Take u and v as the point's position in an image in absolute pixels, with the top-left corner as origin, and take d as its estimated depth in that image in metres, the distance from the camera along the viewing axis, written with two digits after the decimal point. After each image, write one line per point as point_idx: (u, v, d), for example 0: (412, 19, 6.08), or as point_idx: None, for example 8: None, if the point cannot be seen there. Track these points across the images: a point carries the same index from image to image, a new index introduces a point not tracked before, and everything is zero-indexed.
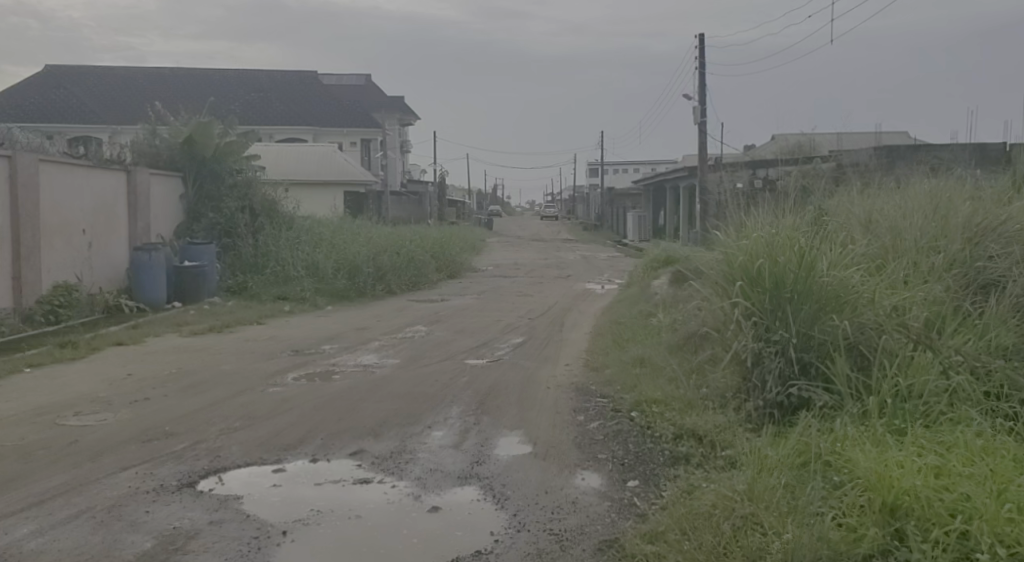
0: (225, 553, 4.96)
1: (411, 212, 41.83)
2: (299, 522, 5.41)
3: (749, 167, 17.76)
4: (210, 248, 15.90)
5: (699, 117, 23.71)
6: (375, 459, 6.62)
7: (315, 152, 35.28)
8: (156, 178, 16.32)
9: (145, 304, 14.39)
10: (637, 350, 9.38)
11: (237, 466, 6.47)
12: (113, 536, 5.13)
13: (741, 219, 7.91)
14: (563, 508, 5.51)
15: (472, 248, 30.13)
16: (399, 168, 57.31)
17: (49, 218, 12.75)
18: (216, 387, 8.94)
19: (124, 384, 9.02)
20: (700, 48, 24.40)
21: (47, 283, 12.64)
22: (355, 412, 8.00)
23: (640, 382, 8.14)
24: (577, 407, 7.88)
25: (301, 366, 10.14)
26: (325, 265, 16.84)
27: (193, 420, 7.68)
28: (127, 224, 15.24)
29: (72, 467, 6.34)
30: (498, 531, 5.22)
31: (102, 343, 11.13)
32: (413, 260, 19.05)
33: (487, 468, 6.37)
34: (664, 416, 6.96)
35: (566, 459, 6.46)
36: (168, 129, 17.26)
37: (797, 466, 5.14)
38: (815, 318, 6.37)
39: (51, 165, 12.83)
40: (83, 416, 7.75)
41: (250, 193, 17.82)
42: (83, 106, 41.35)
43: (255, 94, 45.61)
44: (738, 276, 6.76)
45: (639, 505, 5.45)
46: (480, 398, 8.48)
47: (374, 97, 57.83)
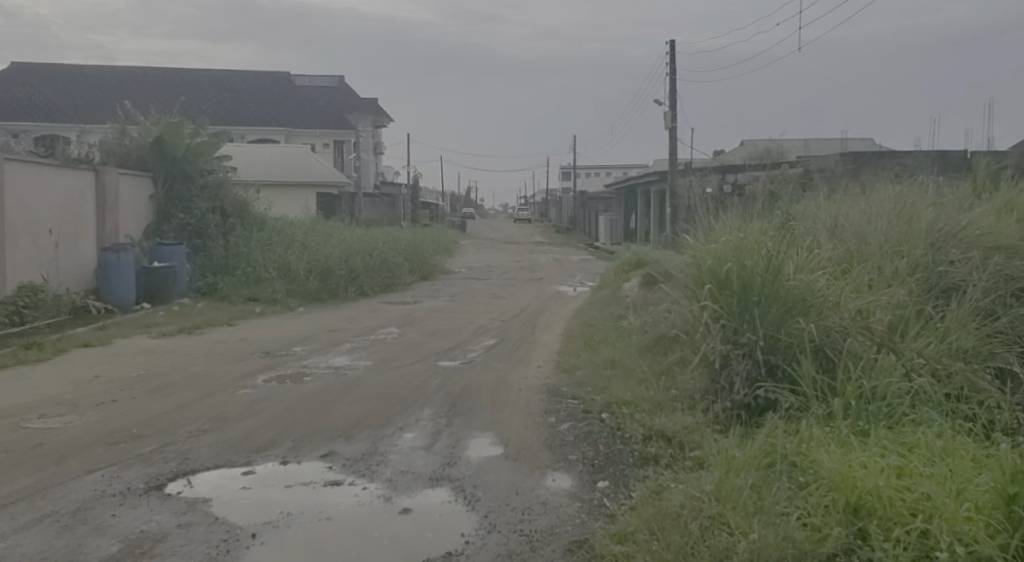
0: (193, 555, 4.94)
1: (384, 213, 41.93)
2: (270, 524, 5.40)
3: (720, 172, 17.98)
4: (181, 248, 15.77)
5: (669, 122, 23.89)
6: (347, 461, 6.63)
7: (288, 153, 35.18)
8: (125, 178, 16.14)
9: (113, 305, 14.26)
10: (608, 352, 9.50)
11: (207, 468, 6.44)
12: (79, 540, 5.09)
13: (710, 222, 8.02)
14: (533, 509, 5.55)
15: (445, 251, 30.17)
16: (371, 169, 57.17)
17: (15, 217, 12.59)
18: (186, 388, 8.90)
19: (93, 386, 8.95)
20: (672, 52, 24.53)
21: (12, 283, 12.47)
22: (326, 414, 7.99)
23: (611, 383, 8.21)
24: (549, 409, 7.93)
25: (272, 368, 10.14)
26: (298, 266, 16.76)
27: (161, 421, 7.64)
28: (96, 224, 15.08)
29: (36, 470, 6.28)
30: (469, 532, 5.25)
31: (69, 344, 11.03)
32: (386, 261, 19.06)
33: (459, 469, 6.40)
34: (634, 418, 7.01)
35: (537, 460, 6.51)
36: (138, 129, 17.09)
37: (763, 467, 5.21)
38: (782, 320, 6.48)
39: (18, 164, 12.67)
40: (48, 419, 7.67)
41: (221, 195, 17.76)
42: (50, 105, 40.85)
43: (227, 94, 45.29)
44: (707, 279, 6.87)
45: (609, 506, 5.49)
46: (453, 399, 8.53)
47: (347, 98, 57.60)
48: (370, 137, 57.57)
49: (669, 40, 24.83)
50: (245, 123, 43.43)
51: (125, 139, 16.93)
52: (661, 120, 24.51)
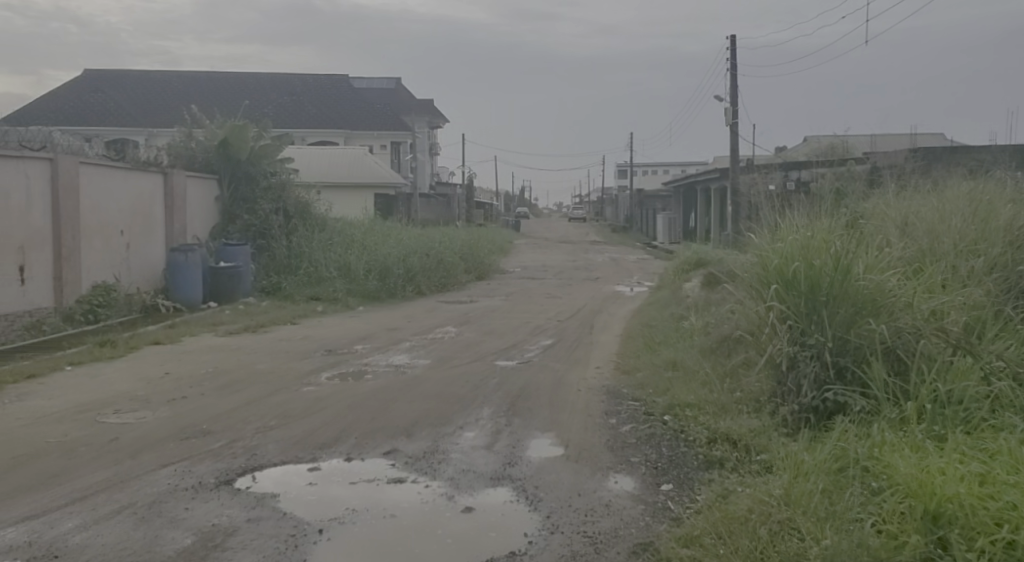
0: (263, 549, 5.04)
1: (440, 213, 42.23)
2: (336, 520, 5.48)
3: (783, 169, 17.68)
4: (245, 249, 16.09)
5: (730, 118, 23.58)
6: (409, 459, 6.68)
7: (347, 155, 35.69)
8: (192, 180, 16.56)
9: (181, 304, 14.62)
10: (669, 353, 9.40)
11: (273, 464, 6.56)
12: (155, 532, 5.22)
13: (775, 220, 7.88)
14: (596, 511, 5.52)
15: (500, 251, 30.18)
16: (426, 169, 57.54)
17: (89, 219, 13.00)
18: (252, 386, 9.08)
19: (163, 383, 9.17)
20: (733, 47, 24.18)
21: (87, 283, 12.89)
22: (387, 412, 8.06)
23: (672, 385, 8.12)
24: (610, 410, 7.89)
25: (334, 366, 10.27)
26: (358, 266, 16.95)
27: (229, 417, 7.80)
28: (164, 225, 15.48)
29: (113, 464, 6.46)
30: (532, 532, 5.25)
31: (140, 342, 11.33)
32: (442, 261, 19.19)
33: (520, 469, 6.41)
34: (698, 420, 6.94)
35: (599, 462, 6.48)
36: (204, 132, 17.52)
37: (834, 472, 5.10)
38: (851, 322, 6.34)
39: (90, 167, 13.05)
40: (122, 414, 7.88)
41: (284, 196, 18.11)
42: (120, 109, 42.12)
43: (288, 97, 46.10)
44: (773, 279, 6.76)
45: (673, 509, 5.44)
46: (512, 399, 8.55)
47: (404, 99, 58.16)
48: (425, 137, 58.04)
49: (730, 36, 24.51)
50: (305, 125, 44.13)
51: (191, 141, 17.34)
52: (722, 116, 24.19)
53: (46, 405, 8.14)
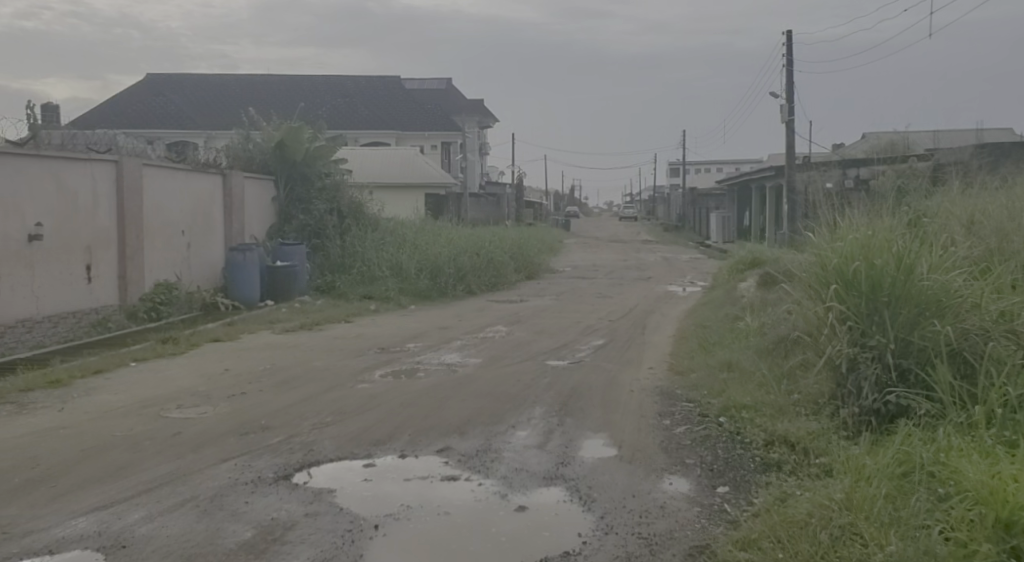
0: (321, 544, 5.11)
1: (490, 212, 42.33)
2: (391, 516, 5.54)
3: (841, 166, 17.34)
4: (301, 248, 16.33)
5: (786, 115, 23.22)
6: (462, 457, 6.72)
7: (399, 155, 36.01)
8: (250, 181, 16.89)
9: (239, 302, 14.90)
10: (724, 354, 9.30)
11: (329, 460, 6.65)
12: (217, 525, 5.34)
13: (835, 218, 7.74)
14: (651, 513, 5.49)
15: (551, 251, 30.14)
16: (476, 169, 57.73)
17: (152, 219, 13.34)
18: (308, 382, 9.22)
19: (223, 379, 9.37)
20: (789, 43, 23.81)
21: (149, 281, 13.23)
22: (440, 410, 8.12)
23: (728, 387, 8.03)
24: (663, 412, 7.84)
25: (387, 364, 10.37)
26: (409, 265, 17.07)
27: (286, 413, 7.93)
28: (223, 225, 15.81)
29: (176, 457, 6.62)
30: (586, 532, 5.24)
31: (200, 339, 11.58)
32: (492, 261, 19.24)
33: (573, 469, 6.40)
34: (754, 422, 6.86)
35: (653, 463, 6.44)
36: (261, 134, 17.85)
37: (898, 476, 5.00)
38: (915, 323, 6.20)
39: (153, 168, 13.40)
40: (184, 409, 8.07)
41: (338, 196, 18.35)
42: (180, 112, 43.10)
43: (341, 99, 46.68)
44: (833, 279, 6.64)
45: (729, 512, 5.39)
46: (564, 399, 8.54)
47: (455, 100, 58.46)
48: (476, 137, 58.28)
49: (786, 32, 24.15)
50: (358, 126, 44.64)
51: (249, 143, 17.69)
52: (778, 113, 23.83)
53: (112, 400, 8.38)
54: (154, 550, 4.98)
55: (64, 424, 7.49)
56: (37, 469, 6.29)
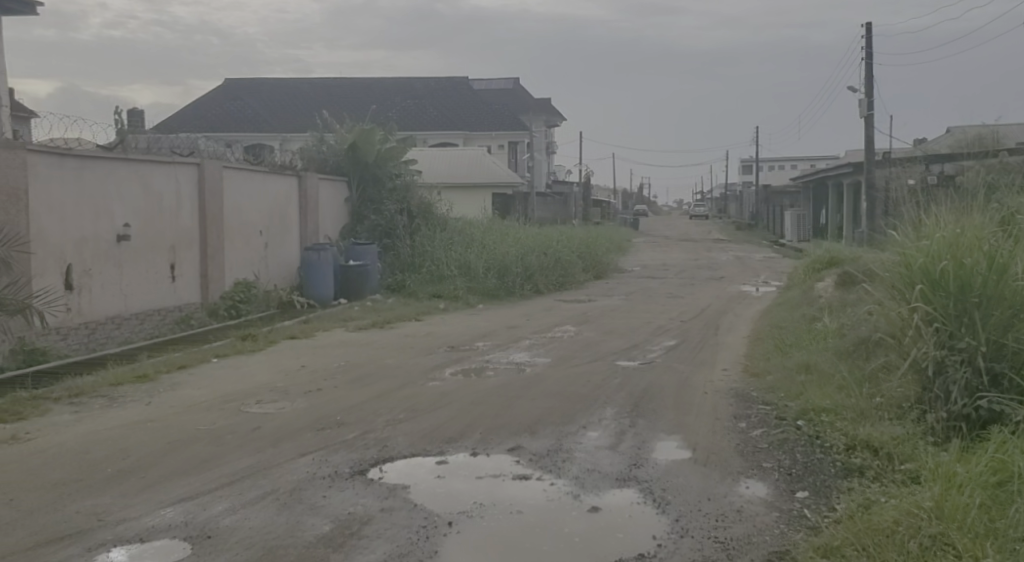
0: (397, 539, 5.17)
1: (557, 211, 42.26)
2: (464, 514, 5.56)
3: (923, 162, 16.79)
4: (372, 248, 16.57)
5: (865, 109, 22.60)
6: (534, 456, 6.72)
7: (467, 156, 36.23)
8: (323, 182, 17.20)
9: (314, 300, 15.19)
10: (801, 356, 9.09)
11: (403, 456, 6.72)
12: (296, 518, 5.45)
13: (919, 215, 7.48)
14: (727, 517, 5.40)
15: (619, 250, 29.93)
16: (544, 168, 57.72)
17: (231, 220, 13.70)
18: (380, 380, 9.34)
19: (299, 375, 9.57)
20: (868, 35, 23.15)
21: (229, 280, 13.60)
22: (511, 409, 8.13)
23: (806, 390, 7.84)
24: (738, 414, 7.70)
25: (457, 362, 10.44)
26: (477, 265, 17.15)
27: (361, 410, 8.05)
28: (298, 225, 16.15)
29: (257, 451, 6.78)
30: (661, 535, 5.17)
31: (277, 336, 11.84)
32: (560, 261, 19.20)
33: (646, 471, 6.33)
34: (835, 426, 6.68)
35: (729, 467, 6.33)
36: (334, 136, 18.18)
37: (991, 485, 4.82)
38: (1008, 325, 6.01)
39: (233, 170, 13.76)
40: (263, 404, 8.27)
41: (408, 196, 18.57)
42: (255, 116, 44.19)
43: (411, 100, 47.22)
44: (917, 279, 6.40)
45: (810, 517, 5.26)
46: (636, 399, 8.47)
47: (523, 99, 58.54)
48: (543, 137, 58.29)
49: (865, 24, 23.52)
50: (427, 127, 45.08)
51: (323, 146, 18.04)
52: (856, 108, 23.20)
53: (195, 394, 8.63)
54: (237, 541, 5.10)
55: (151, 417, 7.75)
56: (126, 460, 6.51)
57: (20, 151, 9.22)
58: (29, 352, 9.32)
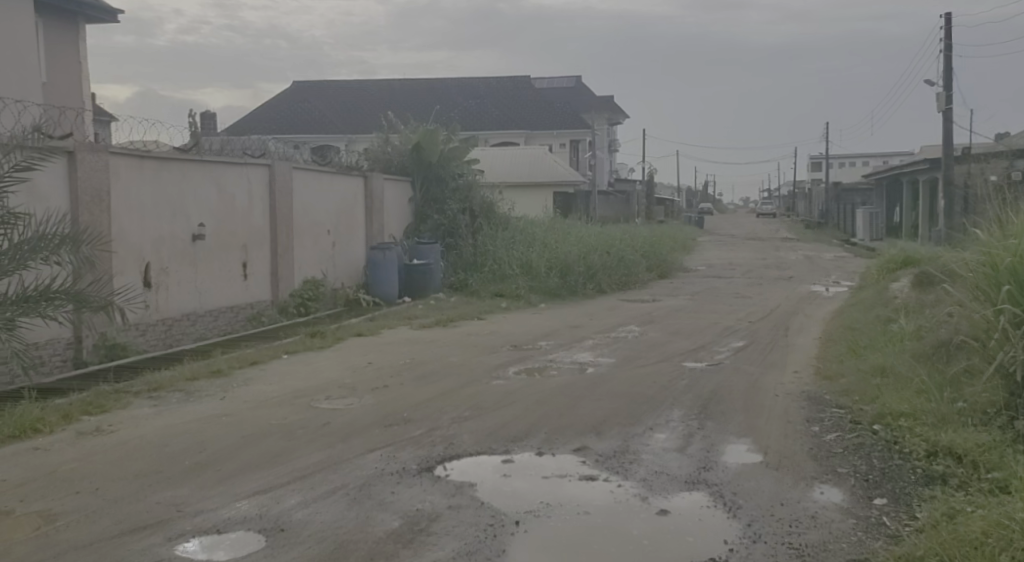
0: (465, 537, 5.18)
1: (620, 210, 41.96)
2: (531, 513, 5.54)
3: (1006, 157, 16.16)
4: (436, 247, 16.68)
5: (944, 104, 21.87)
6: (599, 457, 6.66)
7: (528, 154, 36.20)
8: (389, 182, 17.40)
9: (379, 298, 15.37)
10: (876, 358, 8.83)
11: (469, 454, 6.74)
12: (366, 513, 5.51)
13: (1005, 212, 7.22)
14: (802, 523, 5.27)
15: (683, 249, 29.55)
16: (605, 167, 57.39)
17: (300, 219, 13.95)
18: (446, 378, 9.39)
19: (366, 372, 9.68)
20: (947, 27, 22.35)
21: (298, 278, 13.85)
22: (576, 409, 8.08)
23: (882, 393, 7.61)
24: (811, 417, 7.51)
25: (521, 361, 10.44)
26: (539, 264, 17.12)
27: (426, 407, 8.10)
28: (364, 225, 16.36)
29: (327, 446, 6.88)
30: (732, 540, 5.07)
31: (344, 333, 12.01)
32: (623, 260, 19.05)
33: (715, 474, 6.22)
34: (914, 431, 6.48)
35: (802, 471, 6.17)
36: (399, 137, 18.39)
37: None
38: None
39: (302, 171, 14.00)
40: (332, 400, 8.38)
41: (471, 196, 18.68)
42: (322, 118, 44.94)
43: (473, 101, 47.43)
44: (1006, 281, 6.21)
45: (889, 525, 5.11)
46: (704, 401, 8.34)
47: (585, 98, 58.26)
48: (605, 135, 57.97)
49: (945, 15, 22.76)
50: (489, 127, 45.26)
51: (388, 147, 18.27)
52: (934, 102, 22.48)
53: (266, 390, 8.80)
54: (309, 535, 5.17)
55: (225, 412, 7.93)
56: (203, 453, 6.67)
57: (103, 153, 9.53)
58: (110, 346, 9.63)
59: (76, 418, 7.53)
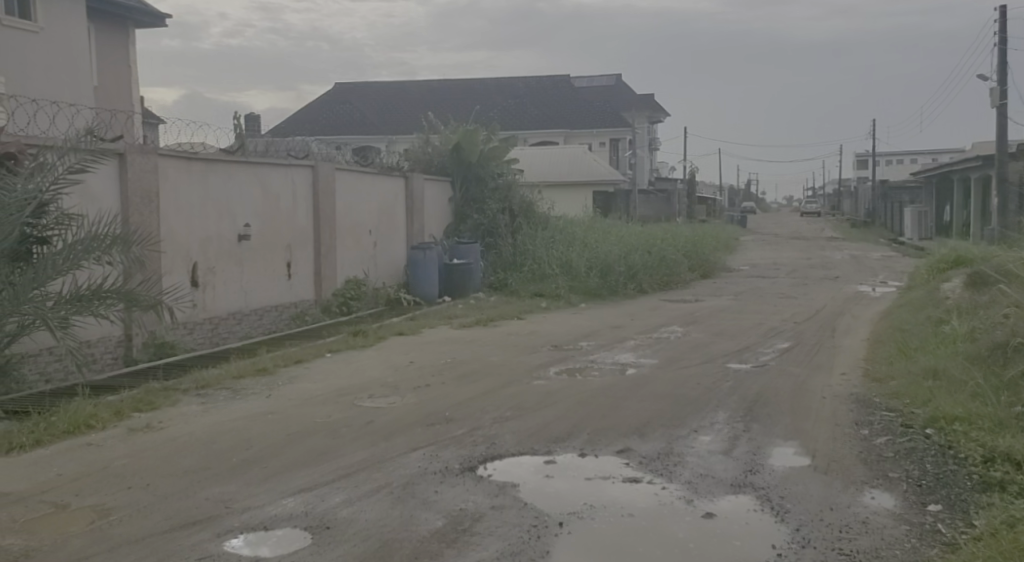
0: (509, 537, 5.17)
1: (660, 209, 41.66)
2: (575, 515, 5.51)
3: None
4: (475, 247, 16.69)
5: (998, 99, 21.35)
6: (643, 459, 6.60)
7: (567, 153, 36.10)
8: (429, 182, 17.48)
9: (419, 298, 15.44)
10: (927, 360, 8.64)
11: (512, 454, 6.73)
12: (410, 512, 5.52)
13: None
14: (853, 528, 5.16)
15: (726, 248, 29.23)
16: (645, 166, 57.04)
17: (343, 220, 14.07)
18: (487, 377, 9.38)
19: (408, 371, 9.72)
20: (1002, 20, 21.80)
21: (341, 278, 13.97)
22: (619, 410, 8.03)
23: (934, 396, 7.45)
24: (860, 420, 7.37)
25: (562, 361, 10.40)
26: (579, 264, 17.04)
27: (468, 406, 8.10)
28: (405, 226, 16.45)
29: (371, 445, 6.91)
30: (781, 545, 4.99)
31: (386, 332, 12.08)
32: (664, 259, 18.89)
33: (762, 477, 6.13)
34: (969, 436, 6.33)
35: (852, 476, 6.06)
36: (439, 137, 18.47)
37: None
38: None
39: (345, 171, 14.13)
40: (375, 399, 8.43)
41: (510, 196, 18.68)
42: (363, 119, 45.33)
43: (512, 100, 47.45)
44: None
45: (944, 532, 4.99)
46: (749, 403, 8.22)
47: (625, 96, 57.96)
48: (646, 134, 57.62)
49: (999, 8, 22.21)
50: (528, 127, 45.27)
51: (428, 147, 18.36)
52: (988, 97, 21.96)
53: (309, 388, 8.88)
54: (354, 532, 5.20)
55: (271, 410, 8.01)
56: (249, 451, 6.75)
57: (152, 155, 9.71)
58: (159, 345, 9.79)
59: (127, 415, 7.67)
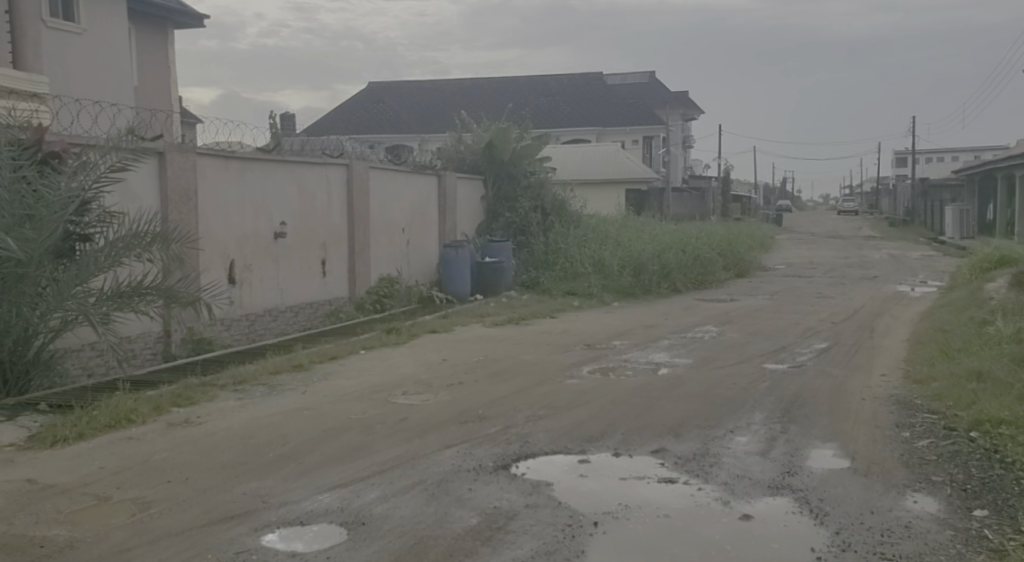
0: (543, 536, 5.14)
1: (694, 208, 41.33)
2: (609, 514, 5.47)
3: None
4: (508, 245, 16.54)
5: None
6: (678, 459, 6.54)
7: (599, 152, 35.94)
8: (462, 180, 17.50)
9: (451, 295, 15.47)
10: (970, 362, 8.47)
11: (546, 453, 6.70)
12: (444, 509, 5.52)
13: None
14: (895, 532, 5.07)
15: (761, 247, 28.86)
16: (679, 164, 56.64)
17: (376, 218, 14.14)
18: (520, 376, 9.36)
19: (441, 369, 9.73)
20: None
21: (374, 276, 14.04)
22: (653, 410, 7.96)
23: (978, 399, 7.29)
24: (902, 422, 7.24)
25: (595, 360, 10.35)
26: (612, 262, 16.95)
27: (501, 405, 8.09)
28: (437, 224, 16.48)
29: (405, 442, 6.93)
30: (821, 548, 4.91)
31: (420, 330, 12.11)
32: (698, 258, 18.73)
33: (800, 479, 6.04)
34: (1016, 440, 6.19)
35: (894, 478, 5.95)
36: (471, 136, 18.48)
37: None
38: None
39: (378, 170, 14.19)
40: (409, 396, 8.44)
41: (543, 194, 18.63)
42: (396, 118, 45.57)
43: (545, 98, 47.37)
44: None
45: (991, 538, 4.88)
46: (785, 404, 8.12)
47: (659, 94, 57.57)
48: (680, 131, 57.19)
49: None
50: (560, 125, 45.19)
51: (461, 145, 18.39)
52: None
53: (344, 385, 8.92)
54: (389, 529, 5.21)
55: (306, 406, 8.07)
56: (285, 446, 6.79)
57: (191, 153, 9.81)
58: (197, 341, 9.91)
59: (166, 410, 7.77)
